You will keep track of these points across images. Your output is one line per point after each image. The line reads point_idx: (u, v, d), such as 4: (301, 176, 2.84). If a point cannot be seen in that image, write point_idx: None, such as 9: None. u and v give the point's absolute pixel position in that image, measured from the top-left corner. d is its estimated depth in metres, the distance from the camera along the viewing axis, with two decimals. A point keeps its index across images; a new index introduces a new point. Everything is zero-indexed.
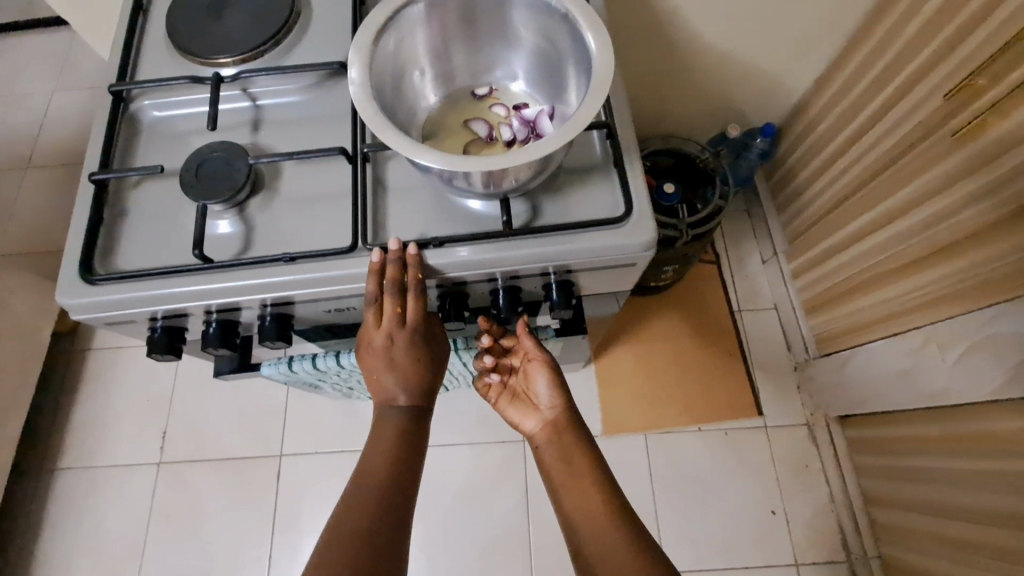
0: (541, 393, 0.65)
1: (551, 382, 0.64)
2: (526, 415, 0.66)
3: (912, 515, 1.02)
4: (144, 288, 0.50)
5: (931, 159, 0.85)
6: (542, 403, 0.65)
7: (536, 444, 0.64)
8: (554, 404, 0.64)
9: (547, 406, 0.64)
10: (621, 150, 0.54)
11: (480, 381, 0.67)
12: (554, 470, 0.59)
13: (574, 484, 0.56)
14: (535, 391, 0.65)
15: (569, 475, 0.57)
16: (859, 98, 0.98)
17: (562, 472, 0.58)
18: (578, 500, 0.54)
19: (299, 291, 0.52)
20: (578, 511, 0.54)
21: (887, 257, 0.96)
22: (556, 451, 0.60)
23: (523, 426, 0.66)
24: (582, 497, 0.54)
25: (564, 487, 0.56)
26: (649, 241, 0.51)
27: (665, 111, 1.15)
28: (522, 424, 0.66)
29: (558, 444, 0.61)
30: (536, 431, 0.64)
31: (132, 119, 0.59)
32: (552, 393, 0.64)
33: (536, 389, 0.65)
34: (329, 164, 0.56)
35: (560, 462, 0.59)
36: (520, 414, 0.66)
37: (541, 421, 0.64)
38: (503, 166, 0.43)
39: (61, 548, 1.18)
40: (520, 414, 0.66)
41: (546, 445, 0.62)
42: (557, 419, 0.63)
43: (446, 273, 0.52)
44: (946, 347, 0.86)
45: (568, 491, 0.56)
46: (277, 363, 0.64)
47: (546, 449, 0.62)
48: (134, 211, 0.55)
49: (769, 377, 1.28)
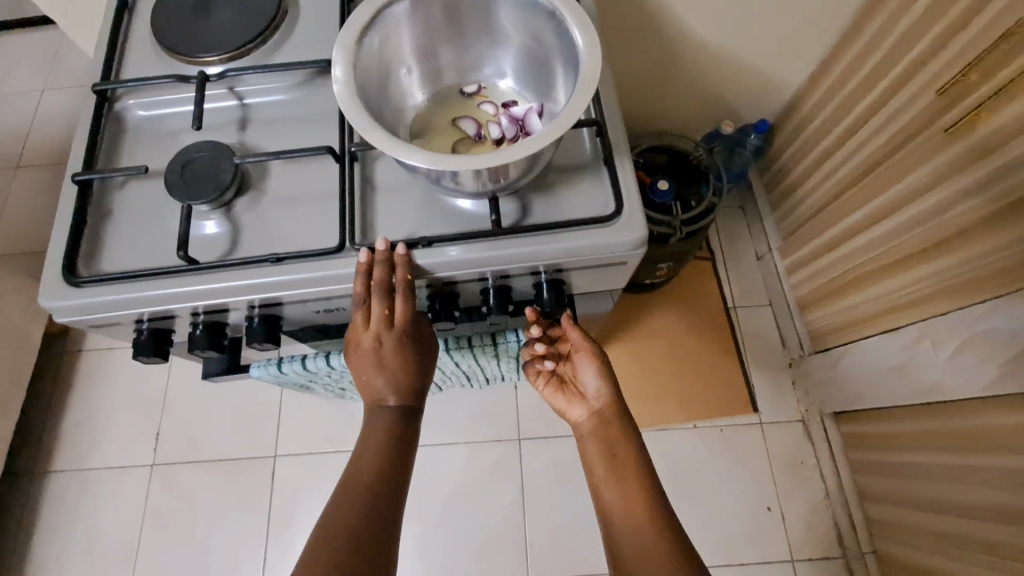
0: (589, 383, 0.62)
1: (599, 372, 0.61)
2: (572, 404, 0.63)
3: (906, 510, 1.03)
4: (129, 290, 0.50)
5: (926, 155, 0.85)
6: (589, 395, 0.62)
7: (580, 434, 0.62)
8: (603, 397, 0.62)
9: (595, 397, 0.62)
10: (612, 148, 0.54)
11: (530, 368, 0.64)
12: (596, 463, 0.58)
13: (614, 476, 0.56)
14: (582, 381, 0.63)
15: (611, 467, 0.57)
16: (853, 94, 0.98)
17: (608, 468, 0.57)
18: (616, 493, 0.55)
19: (287, 292, 0.51)
20: (614, 505, 0.54)
21: (881, 253, 0.96)
22: (600, 442, 0.59)
23: (569, 414, 0.64)
24: (618, 490, 0.55)
25: (604, 484, 0.56)
26: (640, 239, 0.51)
27: (659, 108, 1.15)
28: (568, 412, 0.64)
29: (603, 437, 0.60)
30: (583, 420, 0.63)
31: (116, 118, 0.58)
32: (602, 384, 0.62)
33: (583, 380, 0.63)
34: (316, 163, 0.56)
35: (603, 456, 0.58)
36: (566, 403, 0.64)
37: (587, 411, 0.62)
38: (491, 165, 0.42)
39: (55, 550, 1.17)
40: (566, 402, 0.64)
41: (591, 437, 0.60)
42: (604, 411, 0.61)
43: (436, 272, 0.51)
44: (940, 342, 0.86)
45: (611, 486, 0.56)
46: (267, 364, 0.64)
47: (590, 440, 0.60)
48: (119, 212, 0.54)
49: (765, 374, 1.28)
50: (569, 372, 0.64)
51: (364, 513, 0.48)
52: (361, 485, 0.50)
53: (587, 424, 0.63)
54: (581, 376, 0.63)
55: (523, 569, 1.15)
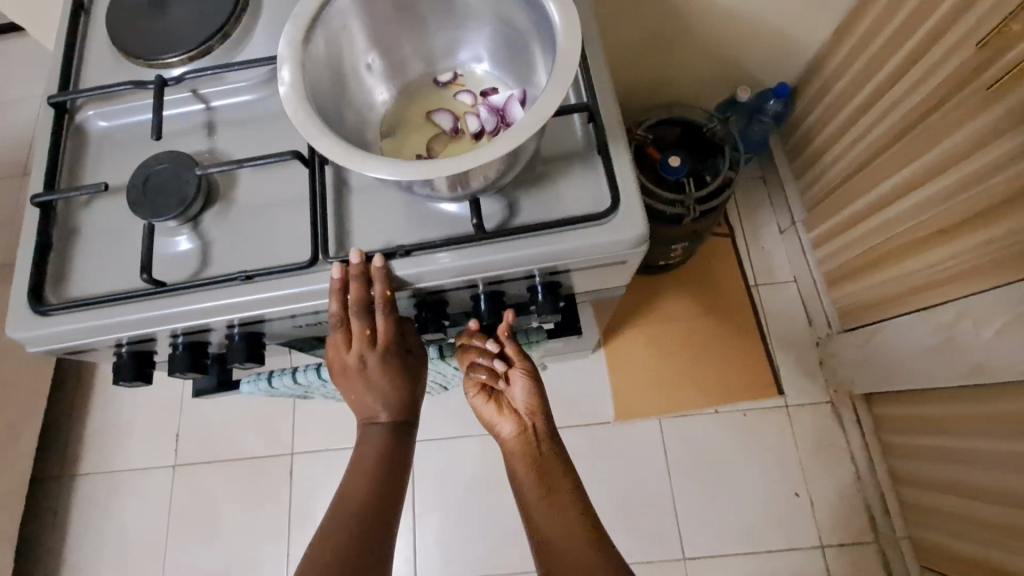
0: (518, 399, 0.58)
1: (529, 389, 0.58)
2: (500, 419, 0.60)
3: (941, 496, 0.97)
4: (92, 318, 0.47)
5: (966, 115, 0.77)
6: (519, 408, 0.59)
7: (506, 452, 0.58)
8: (532, 412, 0.58)
9: (524, 413, 0.58)
10: (606, 135, 0.48)
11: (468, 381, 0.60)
12: (525, 484, 0.53)
13: (547, 504, 0.50)
14: (511, 395, 0.59)
15: (545, 490, 0.52)
16: (883, 50, 0.89)
17: (537, 490, 0.52)
18: (552, 518, 0.49)
19: (262, 311, 0.48)
20: (551, 532, 0.48)
21: (915, 225, 0.89)
22: (528, 466, 0.55)
23: (497, 429, 0.60)
24: (552, 515, 0.49)
25: (537, 504, 0.51)
26: (639, 236, 0.46)
27: (668, 76, 1.07)
28: (496, 427, 0.60)
29: (528, 455, 0.56)
30: (511, 435, 0.58)
31: (78, 131, 0.55)
32: (529, 398, 0.58)
33: (513, 394, 0.59)
34: (287, 168, 0.52)
35: (533, 474, 0.54)
36: (495, 416, 0.60)
37: (516, 426, 0.58)
38: (463, 169, 0.37)
39: (87, 550, 1.21)
40: (495, 416, 0.60)
41: (520, 456, 0.56)
42: (534, 428, 0.58)
43: (418, 284, 0.47)
44: (981, 322, 0.79)
45: (542, 507, 0.50)
46: (256, 380, 0.61)
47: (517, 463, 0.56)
48: (87, 231, 0.51)
49: (790, 354, 1.22)
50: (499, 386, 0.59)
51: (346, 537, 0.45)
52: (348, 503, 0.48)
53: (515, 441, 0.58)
54: (510, 390, 0.59)
55: None
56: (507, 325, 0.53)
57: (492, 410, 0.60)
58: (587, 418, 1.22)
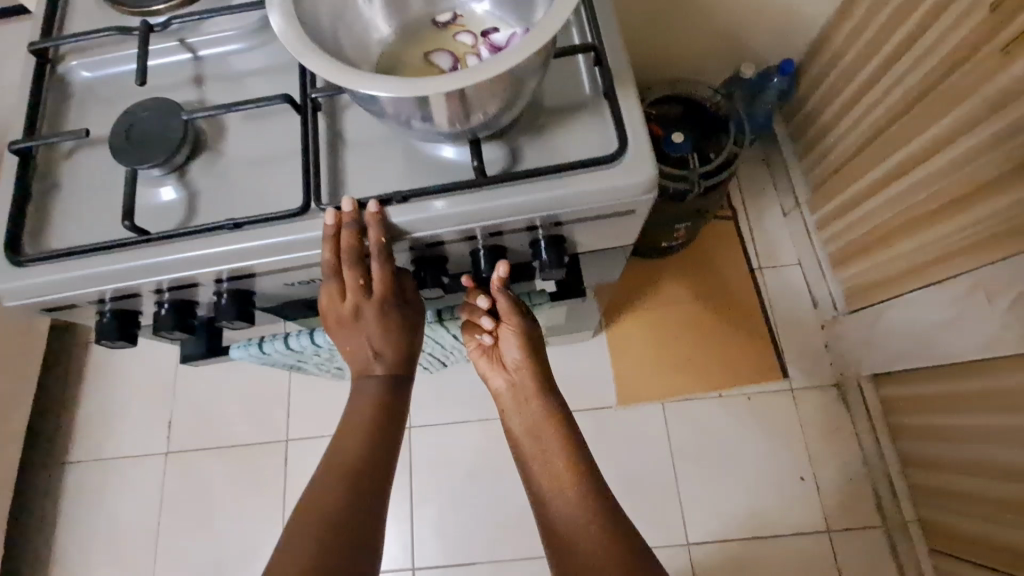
0: (510, 355, 0.57)
1: (520, 347, 0.56)
2: (494, 371, 0.60)
3: (951, 477, 0.95)
4: (72, 269, 0.44)
5: (975, 83, 0.75)
6: (510, 364, 0.58)
7: (501, 403, 0.60)
8: (524, 367, 0.57)
9: (516, 367, 0.58)
10: (612, 77, 0.47)
11: (468, 337, 0.59)
12: (522, 441, 0.56)
13: (544, 464, 0.53)
14: (504, 350, 0.58)
15: (540, 449, 0.54)
16: (889, 23, 0.87)
17: (533, 449, 0.54)
18: (549, 478, 0.52)
19: (251, 262, 0.45)
20: (550, 493, 0.51)
21: (923, 199, 0.87)
22: (522, 420, 0.57)
23: (491, 379, 0.61)
24: (548, 476, 0.52)
25: (535, 463, 0.53)
26: (648, 181, 0.43)
27: (671, 51, 1.05)
28: (490, 377, 0.61)
29: (523, 408, 0.57)
30: (503, 389, 0.60)
31: (60, 82, 0.52)
32: (522, 354, 0.57)
33: (505, 349, 0.58)
34: (279, 118, 0.50)
35: (526, 430, 0.56)
36: (489, 368, 0.60)
37: (507, 381, 0.59)
38: (464, 85, 0.35)
39: (76, 540, 1.18)
40: (489, 368, 0.60)
41: (514, 409, 0.58)
42: (526, 381, 0.57)
43: (415, 233, 0.45)
44: (994, 294, 0.78)
45: (540, 467, 0.53)
46: (246, 345, 0.58)
47: (513, 414, 0.58)
48: (68, 184, 0.49)
49: (794, 337, 1.20)
50: (490, 340, 0.58)
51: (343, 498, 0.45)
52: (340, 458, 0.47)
53: (508, 392, 0.60)
54: (503, 346, 0.57)
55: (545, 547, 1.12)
56: (501, 278, 0.49)
57: (486, 363, 0.60)
58: (587, 403, 1.19)
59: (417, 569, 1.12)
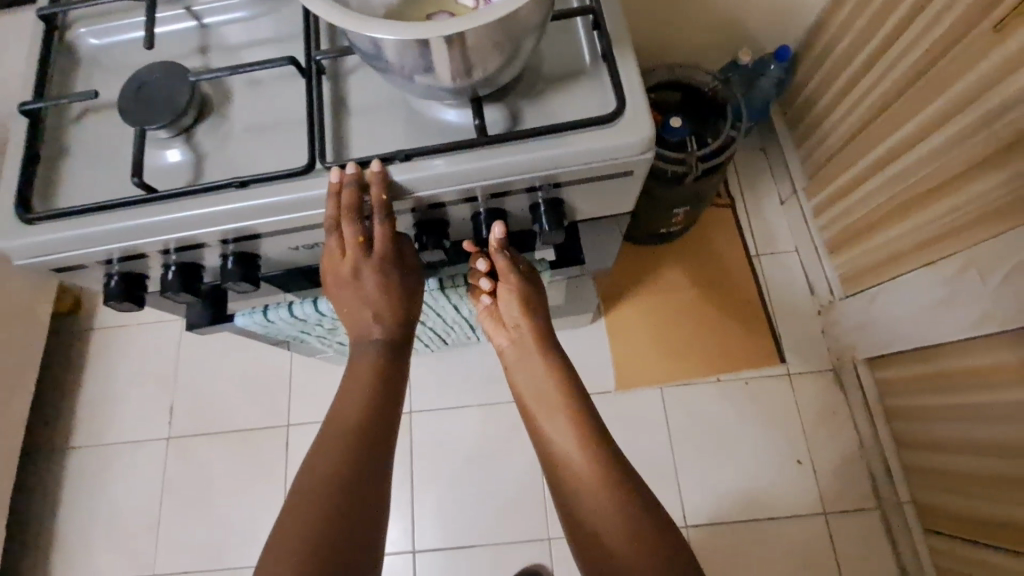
0: (510, 315, 0.61)
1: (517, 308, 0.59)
2: (497, 329, 0.65)
3: (946, 457, 0.96)
4: (82, 226, 0.45)
5: (967, 63, 0.76)
6: (510, 324, 0.62)
7: (505, 359, 0.64)
8: (523, 327, 0.61)
9: (516, 326, 0.62)
10: (610, 41, 0.48)
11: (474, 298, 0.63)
12: (527, 397, 0.60)
13: (549, 420, 0.56)
14: (504, 311, 0.61)
15: (544, 407, 0.58)
16: (880, 10, 0.89)
17: (538, 406, 0.58)
18: (554, 433, 0.56)
19: (257, 222, 0.46)
20: (555, 446, 0.55)
21: (918, 180, 0.88)
22: (526, 377, 0.61)
23: (495, 337, 0.65)
24: (554, 431, 0.56)
25: (540, 419, 0.57)
26: (645, 141, 0.44)
27: (669, 37, 1.06)
28: (495, 335, 0.66)
29: (525, 365, 0.61)
30: (506, 346, 0.64)
31: (68, 48, 0.53)
32: (519, 314, 0.60)
33: (504, 310, 0.61)
34: (284, 84, 0.51)
35: (531, 388, 0.60)
36: (493, 327, 0.65)
37: (509, 339, 0.63)
38: (465, 28, 0.35)
39: (77, 524, 1.18)
40: (493, 327, 0.65)
41: (518, 366, 0.62)
42: (525, 339, 0.61)
43: (417, 192, 0.46)
44: (987, 272, 0.79)
45: (546, 423, 0.57)
46: (251, 313, 0.59)
47: (517, 369, 0.62)
48: (77, 147, 0.50)
49: (791, 323, 1.21)
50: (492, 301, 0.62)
51: (342, 476, 0.46)
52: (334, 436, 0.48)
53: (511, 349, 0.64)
54: (503, 306, 0.60)
55: (544, 530, 1.12)
56: (498, 240, 0.51)
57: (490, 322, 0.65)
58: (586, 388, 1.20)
59: (417, 552, 1.13)
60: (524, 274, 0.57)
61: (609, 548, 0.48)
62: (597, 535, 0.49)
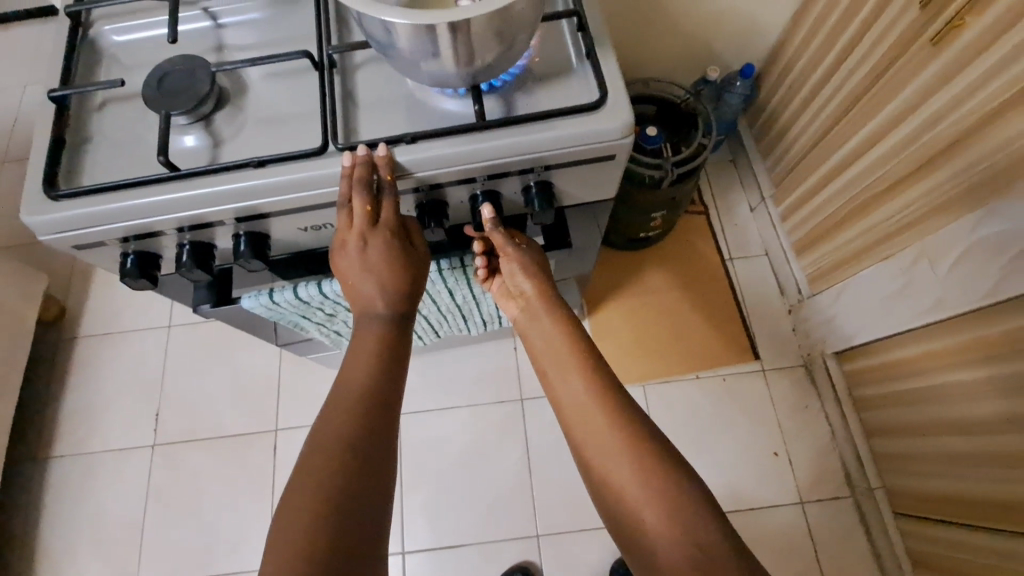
0: (520, 284, 0.65)
1: (525, 276, 0.64)
2: (508, 302, 0.70)
3: (912, 440, 1.01)
4: (106, 202, 0.49)
5: (907, 76, 0.85)
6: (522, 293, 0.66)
7: (519, 326, 0.69)
8: (532, 294, 0.65)
9: (529, 294, 0.66)
10: (593, 41, 0.54)
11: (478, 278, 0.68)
12: (541, 358, 0.64)
13: (561, 377, 0.61)
14: (514, 281, 0.66)
15: (555, 367, 0.62)
16: (830, 33, 0.98)
17: (551, 364, 0.63)
18: (564, 389, 0.60)
19: (270, 199, 0.50)
20: (566, 403, 0.60)
21: (871, 181, 0.96)
22: (541, 340, 0.65)
23: (508, 310, 0.71)
24: (563, 387, 0.60)
25: (554, 380, 0.62)
26: (625, 125, 0.50)
27: (643, 54, 1.14)
28: (507, 308, 0.71)
29: (539, 327, 0.66)
30: (519, 316, 0.69)
31: (93, 44, 0.58)
32: (530, 280, 0.64)
33: (514, 280, 0.65)
34: (296, 76, 0.55)
35: (546, 347, 0.64)
36: (503, 299, 0.71)
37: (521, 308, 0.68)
38: (471, 15, 0.40)
39: (59, 534, 1.16)
40: (504, 299, 0.70)
41: (531, 329, 0.67)
42: (535, 304, 0.66)
43: (420, 171, 0.51)
44: (937, 260, 0.86)
45: (557, 381, 0.61)
46: (258, 295, 0.62)
47: (530, 332, 0.67)
48: (99, 132, 0.54)
49: (763, 322, 1.28)
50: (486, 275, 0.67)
51: (350, 439, 0.48)
52: (330, 426, 0.49)
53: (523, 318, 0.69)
54: (512, 277, 0.65)
55: (533, 527, 1.14)
56: (488, 219, 0.56)
57: (502, 295, 0.70)
58: None
59: (407, 553, 1.13)
60: (524, 248, 0.62)
61: (621, 483, 0.53)
62: (624, 502, 0.52)
